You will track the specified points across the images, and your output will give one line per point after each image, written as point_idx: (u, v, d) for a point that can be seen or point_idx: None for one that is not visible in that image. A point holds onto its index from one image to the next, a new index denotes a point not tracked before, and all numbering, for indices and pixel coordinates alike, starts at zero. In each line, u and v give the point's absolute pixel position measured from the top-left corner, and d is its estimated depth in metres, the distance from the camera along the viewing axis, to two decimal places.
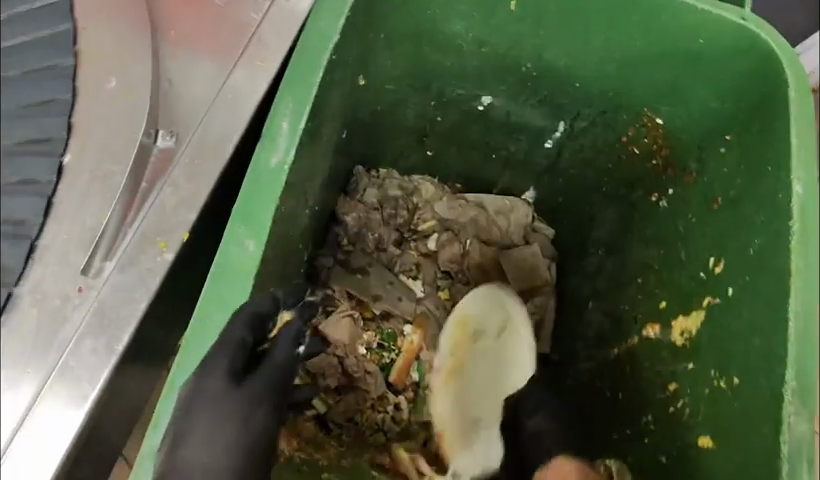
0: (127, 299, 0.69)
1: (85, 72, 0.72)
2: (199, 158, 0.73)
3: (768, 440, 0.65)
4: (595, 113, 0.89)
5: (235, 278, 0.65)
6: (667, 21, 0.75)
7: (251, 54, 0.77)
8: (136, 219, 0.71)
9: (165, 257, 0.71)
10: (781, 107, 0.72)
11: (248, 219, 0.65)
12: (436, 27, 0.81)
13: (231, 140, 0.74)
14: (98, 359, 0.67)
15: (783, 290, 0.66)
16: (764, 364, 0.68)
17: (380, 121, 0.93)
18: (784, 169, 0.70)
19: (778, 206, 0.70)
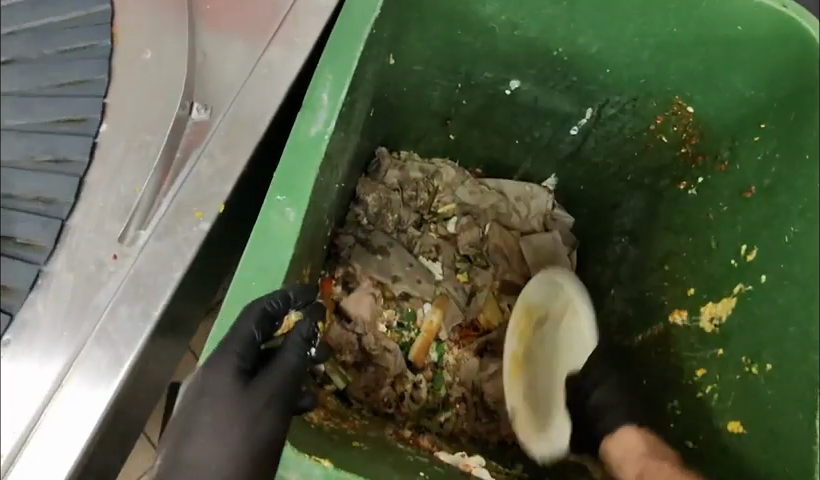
0: (163, 266, 0.72)
1: (121, 48, 0.75)
2: (234, 131, 0.75)
3: (804, 426, 0.65)
4: (624, 100, 0.92)
5: (274, 249, 0.63)
6: (705, 8, 0.76)
7: (287, 30, 0.79)
8: (171, 190, 0.74)
9: (201, 227, 0.73)
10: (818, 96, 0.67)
11: (288, 189, 0.64)
12: (469, 9, 0.84)
13: (263, 116, 0.76)
14: (134, 324, 0.71)
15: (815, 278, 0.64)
16: (797, 352, 0.67)
17: (409, 103, 0.98)
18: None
19: (814, 196, 0.66)
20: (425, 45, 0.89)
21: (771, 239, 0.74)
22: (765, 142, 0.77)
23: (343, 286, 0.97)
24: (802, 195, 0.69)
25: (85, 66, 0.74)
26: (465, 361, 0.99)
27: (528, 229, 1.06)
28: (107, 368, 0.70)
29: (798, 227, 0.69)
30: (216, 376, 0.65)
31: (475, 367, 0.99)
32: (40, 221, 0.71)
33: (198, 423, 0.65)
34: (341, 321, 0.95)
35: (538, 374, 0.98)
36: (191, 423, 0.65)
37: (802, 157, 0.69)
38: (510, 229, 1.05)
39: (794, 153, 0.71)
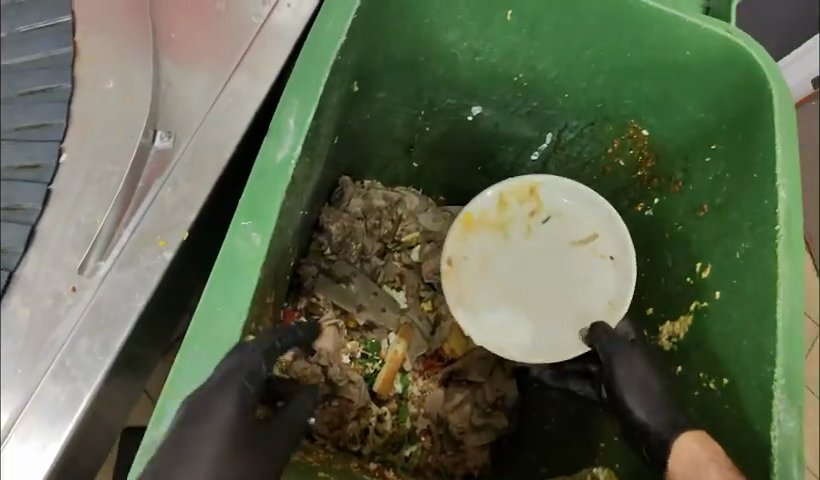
0: (125, 297, 0.72)
1: (84, 76, 0.74)
2: (198, 159, 0.74)
3: (760, 438, 0.66)
4: (583, 124, 0.95)
5: (238, 276, 0.63)
6: (657, 33, 0.79)
7: (251, 61, 0.77)
8: (132, 220, 0.73)
9: (164, 256, 0.73)
10: (767, 118, 0.71)
11: (255, 213, 0.64)
12: (432, 36, 0.86)
13: (227, 144, 0.75)
14: (93, 358, 0.70)
15: (764, 292, 0.68)
16: (751, 364, 0.69)
17: (374, 129, 0.99)
18: (768, 178, 0.69)
19: (763, 213, 0.70)
20: (389, 72, 0.91)
21: (724, 255, 0.76)
22: (716, 163, 0.81)
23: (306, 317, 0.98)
24: (750, 212, 0.72)
25: (46, 110, 0.72)
26: (431, 392, 0.99)
27: None
28: (66, 404, 0.70)
29: (748, 243, 0.72)
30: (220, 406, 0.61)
31: (441, 397, 0.98)
32: None
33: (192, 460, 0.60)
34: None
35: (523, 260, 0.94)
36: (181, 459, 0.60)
37: (751, 175, 0.72)
38: None
39: (744, 172, 0.74)
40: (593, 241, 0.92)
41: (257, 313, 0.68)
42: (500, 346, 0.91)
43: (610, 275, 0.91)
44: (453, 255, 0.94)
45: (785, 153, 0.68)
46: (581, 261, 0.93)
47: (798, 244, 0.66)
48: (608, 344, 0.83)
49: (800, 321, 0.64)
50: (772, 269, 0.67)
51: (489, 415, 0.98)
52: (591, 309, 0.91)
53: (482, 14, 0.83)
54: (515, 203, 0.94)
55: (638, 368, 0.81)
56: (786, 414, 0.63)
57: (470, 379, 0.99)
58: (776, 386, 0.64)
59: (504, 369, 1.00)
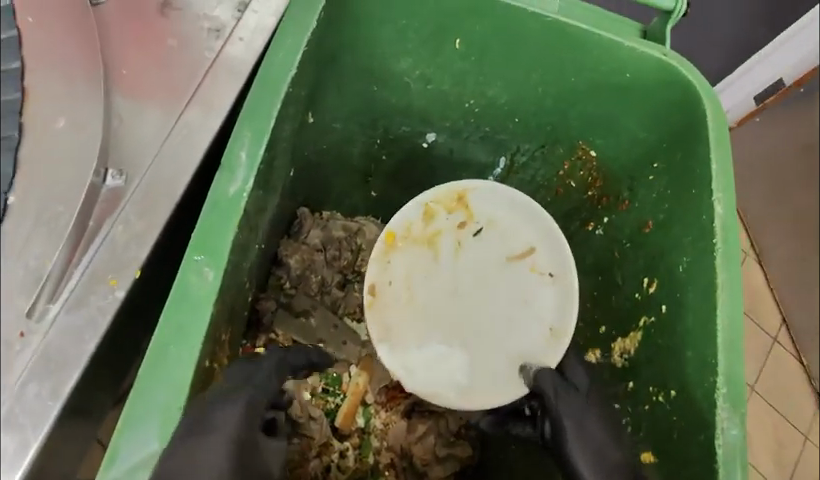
0: (76, 338, 0.71)
1: (33, 117, 0.76)
2: (147, 199, 0.74)
3: (704, 448, 0.68)
4: (533, 147, 0.97)
5: (192, 312, 0.63)
6: (599, 55, 0.81)
7: (203, 94, 0.77)
8: (82, 260, 0.72)
9: (115, 295, 0.72)
10: (702, 143, 0.76)
11: (208, 248, 0.64)
12: (384, 65, 0.89)
13: (178, 180, 0.74)
14: (43, 402, 0.70)
15: (706, 304, 0.71)
16: (696, 375, 0.72)
17: (329, 158, 1.00)
18: (706, 192, 0.73)
19: (702, 227, 0.73)
20: (343, 102, 0.93)
21: (671, 269, 0.79)
22: (659, 180, 0.85)
23: None
24: (691, 228, 0.76)
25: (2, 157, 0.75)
26: (394, 424, 1.00)
27: None
28: (15, 449, 0.70)
29: (689, 258, 0.75)
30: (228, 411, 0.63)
31: (404, 428, 0.99)
32: None
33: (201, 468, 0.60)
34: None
35: (452, 279, 0.90)
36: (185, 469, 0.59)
37: (690, 193, 0.77)
38: None
39: (682, 187, 0.79)
40: (529, 256, 0.90)
41: (212, 348, 0.68)
42: (435, 393, 0.86)
43: (549, 290, 0.89)
44: (379, 281, 0.89)
45: (720, 169, 0.72)
46: (516, 278, 0.90)
47: (735, 255, 0.70)
48: (551, 388, 0.79)
49: (739, 332, 0.68)
50: (713, 280, 0.70)
51: (453, 444, 0.99)
52: (532, 338, 0.88)
53: (431, 43, 0.86)
54: (444, 215, 0.91)
55: (584, 416, 0.76)
56: (730, 423, 0.66)
57: (433, 409, 0.99)
58: (718, 396, 0.67)
59: None
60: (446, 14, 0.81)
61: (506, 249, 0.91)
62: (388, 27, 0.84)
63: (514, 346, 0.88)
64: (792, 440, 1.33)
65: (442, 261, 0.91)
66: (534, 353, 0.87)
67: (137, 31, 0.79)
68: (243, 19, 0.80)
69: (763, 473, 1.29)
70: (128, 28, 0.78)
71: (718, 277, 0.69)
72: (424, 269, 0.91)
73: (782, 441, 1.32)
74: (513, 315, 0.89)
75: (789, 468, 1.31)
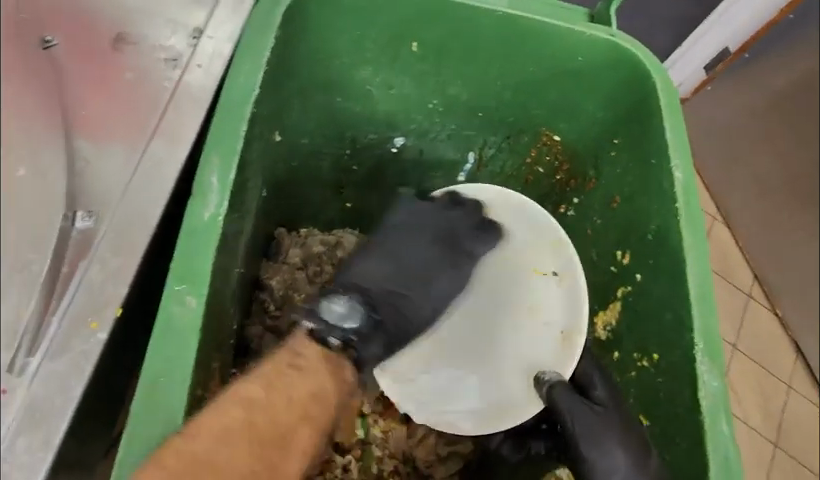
0: (61, 387, 0.67)
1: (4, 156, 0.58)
2: (124, 231, 0.72)
3: (688, 403, 0.70)
4: (499, 140, 0.99)
5: (177, 341, 0.59)
6: (551, 44, 0.84)
7: (169, 126, 0.78)
8: (58, 307, 0.69)
9: (98, 337, 0.69)
10: (653, 117, 0.80)
11: (189, 278, 0.61)
12: (346, 76, 0.91)
13: (153, 209, 0.74)
14: (33, 457, 0.64)
15: (677, 266, 0.73)
16: (673, 336, 0.74)
17: (301, 176, 1.01)
18: (662, 162, 0.77)
19: (661, 193, 0.77)
20: (309, 117, 0.94)
21: (642, 240, 0.81)
22: (620, 156, 0.87)
23: None
24: (656, 196, 0.78)
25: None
26: (393, 430, 1.00)
27: None
28: None
29: (656, 225, 0.78)
30: (438, 243, 0.90)
31: (404, 433, 1.00)
32: None
33: (416, 291, 0.88)
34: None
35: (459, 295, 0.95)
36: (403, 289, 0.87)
37: (650, 163, 0.80)
38: None
39: (641, 160, 0.82)
40: (536, 262, 0.96)
41: (203, 376, 0.68)
42: (450, 421, 0.89)
43: (555, 292, 0.94)
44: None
45: (676, 136, 0.77)
46: (524, 285, 0.96)
47: (698, 214, 0.74)
48: (568, 410, 0.77)
49: (710, 286, 0.71)
50: (679, 243, 0.73)
51: (454, 441, 1.00)
52: (544, 342, 0.92)
53: (389, 50, 0.88)
54: None
55: (597, 428, 0.73)
56: (710, 374, 0.68)
57: None
58: (696, 351, 0.69)
59: None
60: (399, 17, 0.83)
61: (518, 259, 0.97)
62: (344, 38, 0.86)
63: (528, 352, 0.92)
64: (776, 389, 1.40)
65: None
66: (545, 357, 0.91)
67: (94, 79, 0.80)
68: (199, 46, 0.83)
69: (751, 425, 1.35)
70: (88, 73, 0.80)
71: (684, 239, 0.72)
72: None
73: (767, 392, 1.39)
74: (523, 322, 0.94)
75: (777, 415, 1.37)
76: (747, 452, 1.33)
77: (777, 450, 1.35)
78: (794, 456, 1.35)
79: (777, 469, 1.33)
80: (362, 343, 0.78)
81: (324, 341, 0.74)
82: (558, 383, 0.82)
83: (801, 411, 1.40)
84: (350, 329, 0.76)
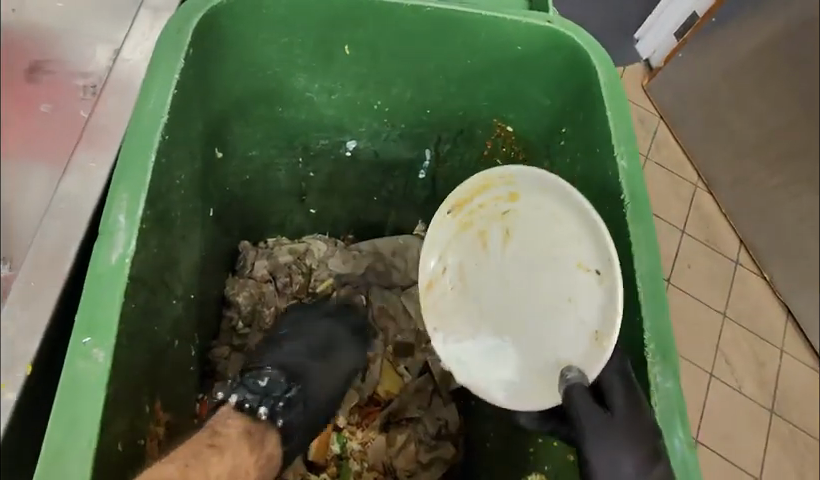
0: None
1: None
2: (34, 279, 0.71)
3: None
4: (453, 135, 0.93)
5: (84, 401, 0.52)
6: (488, 36, 0.80)
7: (82, 157, 0.76)
8: None
9: (7, 398, 0.68)
10: (595, 103, 0.77)
11: (95, 327, 0.54)
12: (282, 85, 0.85)
13: (66, 248, 0.73)
14: None
15: (628, 256, 0.70)
16: (629, 336, 0.70)
17: (253, 190, 0.98)
18: (608, 149, 0.74)
19: (610, 183, 0.74)
20: (250, 129, 0.89)
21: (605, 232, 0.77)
22: (570, 144, 0.83)
23: None
24: (604, 187, 0.76)
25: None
26: (372, 441, 0.95)
27: (409, 283, 1.04)
28: None
29: (606, 218, 0.76)
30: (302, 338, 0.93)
31: (383, 443, 0.95)
32: None
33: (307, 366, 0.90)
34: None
35: (500, 269, 0.82)
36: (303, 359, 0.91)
37: (596, 151, 0.77)
38: (391, 288, 1.04)
39: (589, 147, 0.79)
40: (576, 250, 0.75)
41: (143, 422, 0.64)
42: (480, 386, 0.76)
43: (595, 292, 0.73)
44: (435, 268, 0.83)
45: (616, 119, 0.74)
46: (564, 272, 0.77)
47: (645, 205, 0.71)
48: (579, 417, 0.64)
49: (660, 282, 0.67)
50: (629, 236, 0.70)
51: (436, 446, 0.95)
52: (576, 343, 0.73)
53: (321, 56, 0.83)
54: (490, 202, 0.81)
55: (614, 441, 0.62)
56: (663, 375, 0.65)
57: (409, 416, 0.96)
58: (647, 351, 0.65)
59: (441, 396, 0.97)
60: (327, 23, 0.78)
61: (553, 240, 0.78)
62: (272, 46, 0.80)
63: (554, 348, 0.76)
64: (768, 356, 1.36)
65: (498, 250, 0.82)
66: (575, 358, 0.72)
67: None
68: (116, 67, 0.80)
69: (745, 392, 1.31)
70: None
71: (632, 230, 0.69)
72: (485, 262, 0.83)
73: (762, 361, 1.35)
74: (557, 313, 0.76)
75: (771, 385, 1.33)
76: (739, 422, 1.28)
77: (773, 416, 1.31)
78: (791, 421, 1.31)
79: (775, 437, 1.29)
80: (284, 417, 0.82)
81: (251, 410, 0.79)
82: (576, 383, 0.66)
83: (795, 377, 1.36)
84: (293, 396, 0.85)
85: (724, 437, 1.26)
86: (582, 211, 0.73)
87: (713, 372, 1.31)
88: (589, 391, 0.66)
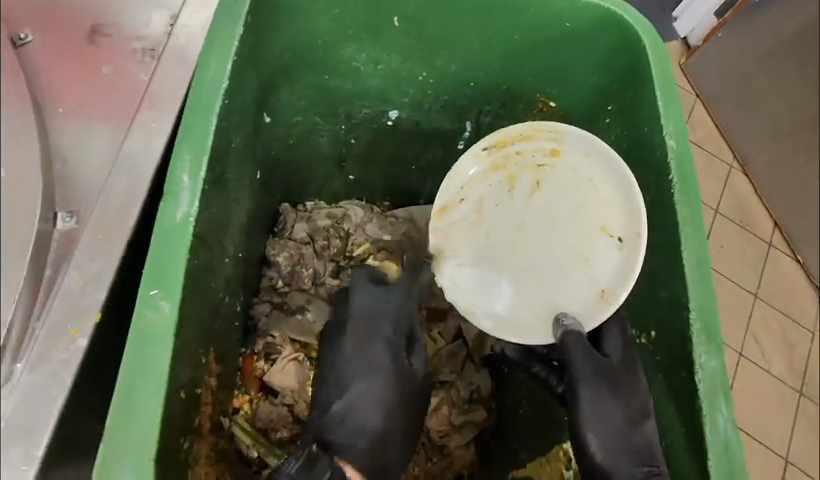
0: (42, 398, 0.67)
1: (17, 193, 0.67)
2: (102, 233, 0.74)
3: (688, 380, 0.68)
4: (494, 108, 0.95)
5: (151, 352, 0.56)
6: (535, 14, 0.81)
7: (143, 119, 0.79)
8: (45, 309, 0.70)
9: (79, 345, 0.69)
10: (643, 82, 0.79)
11: (160, 280, 0.58)
12: (329, 54, 0.87)
13: (132, 204, 0.75)
14: (17, 470, 0.65)
15: (674, 236, 0.72)
16: (669, 313, 0.72)
17: (296, 155, 1.00)
18: (656, 128, 0.75)
19: (658, 161, 0.76)
20: (297, 96, 0.92)
21: (652, 211, 0.78)
22: (615, 123, 0.86)
23: (267, 358, 0.98)
24: (649, 165, 0.78)
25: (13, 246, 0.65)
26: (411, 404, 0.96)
27: None
28: None
29: (652, 196, 0.78)
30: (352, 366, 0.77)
31: None
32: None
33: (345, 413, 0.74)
34: (269, 397, 0.96)
35: (517, 216, 0.86)
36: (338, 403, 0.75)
37: (643, 130, 0.79)
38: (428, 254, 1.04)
39: (635, 124, 0.81)
40: (604, 215, 0.81)
41: (200, 372, 0.67)
42: (468, 305, 0.84)
43: (614, 258, 0.79)
44: (456, 193, 0.86)
45: (666, 100, 0.75)
46: (581, 232, 0.83)
47: (693, 184, 0.72)
48: (578, 358, 0.72)
49: (706, 261, 0.69)
50: (675, 216, 0.71)
51: (468, 412, 0.96)
52: (580, 297, 0.81)
53: (372, 27, 0.84)
54: (528, 152, 0.84)
55: (605, 386, 0.71)
56: (708, 354, 0.66)
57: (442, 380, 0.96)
58: (693, 330, 0.67)
59: (474, 362, 0.98)
60: None
61: (580, 201, 0.83)
62: (324, 18, 0.82)
63: (559, 295, 0.82)
64: (799, 337, 1.36)
65: (520, 198, 0.86)
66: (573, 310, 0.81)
67: (67, 70, 0.81)
68: (174, 33, 0.83)
69: (771, 371, 1.32)
70: (61, 67, 0.81)
71: (680, 212, 0.70)
72: (504, 204, 0.87)
73: (791, 341, 1.35)
74: (570, 267, 0.82)
75: (800, 367, 1.34)
76: (766, 402, 1.30)
77: (801, 396, 1.32)
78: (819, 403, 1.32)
79: (803, 416, 1.30)
80: None
81: None
82: (572, 329, 0.75)
83: None
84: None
85: (751, 415, 1.28)
86: (622, 181, 0.78)
87: (742, 351, 1.32)
88: (583, 337, 0.74)
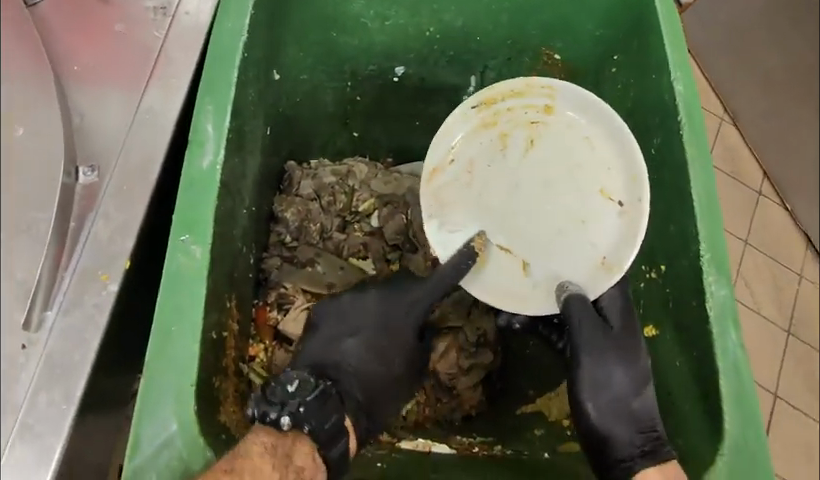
0: (78, 342, 0.72)
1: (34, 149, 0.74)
2: (126, 184, 0.76)
3: (698, 311, 0.71)
4: (500, 62, 0.96)
5: (183, 295, 0.59)
6: None
7: (161, 75, 0.80)
8: (71, 261, 0.74)
9: (111, 289, 0.74)
10: (652, 31, 0.80)
11: (191, 225, 0.62)
12: (338, 10, 0.89)
13: (154, 156, 0.77)
14: (57, 408, 0.70)
15: (682, 177, 0.74)
16: (681, 246, 0.75)
17: (301, 113, 1.00)
18: (664, 75, 0.78)
19: (666, 106, 0.78)
20: (305, 51, 0.93)
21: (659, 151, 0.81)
22: (621, 72, 0.88)
23: (279, 308, 1.01)
24: (656, 111, 0.80)
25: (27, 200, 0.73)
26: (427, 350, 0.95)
27: None
28: (36, 462, 0.69)
29: (659, 137, 0.81)
30: (367, 314, 0.83)
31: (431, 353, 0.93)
32: (26, 339, 0.72)
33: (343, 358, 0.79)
34: (284, 345, 0.99)
35: (510, 176, 0.88)
36: (346, 347, 0.81)
37: (651, 77, 0.81)
38: None
39: (643, 72, 0.83)
40: (603, 176, 0.84)
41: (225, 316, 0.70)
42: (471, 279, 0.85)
43: (612, 220, 0.84)
44: (449, 153, 0.87)
45: (674, 48, 0.76)
46: (577, 192, 0.86)
47: (701, 128, 0.74)
48: (579, 322, 0.76)
49: (714, 200, 0.71)
50: (683, 157, 0.74)
51: (478, 355, 0.95)
52: (581, 261, 0.84)
53: None
54: (519, 108, 0.87)
55: (606, 353, 0.76)
56: (719, 283, 0.69)
57: (450, 325, 0.94)
58: (704, 262, 0.70)
59: (480, 307, 0.96)
60: None
61: (575, 161, 0.86)
62: None
63: (554, 257, 0.85)
64: (788, 281, 1.40)
65: (511, 156, 0.88)
66: (573, 276, 0.84)
67: (81, 31, 0.82)
68: None
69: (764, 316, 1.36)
70: (76, 25, 0.82)
71: (688, 152, 0.73)
72: (496, 165, 0.88)
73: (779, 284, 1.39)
74: (567, 229, 0.85)
75: (788, 309, 1.38)
76: (758, 342, 1.34)
77: (789, 337, 1.36)
78: (807, 343, 1.36)
79: (791, 355, 1.35)
80: (320, 417, 0.64)
81: (273, 423, 0.62)
82: (576, 294, 0.78)
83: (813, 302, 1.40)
84: (327, 424, 0.64)
85: None
86: (623, 144, 0.82)
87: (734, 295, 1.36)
88: (586, 302, 0.78)
